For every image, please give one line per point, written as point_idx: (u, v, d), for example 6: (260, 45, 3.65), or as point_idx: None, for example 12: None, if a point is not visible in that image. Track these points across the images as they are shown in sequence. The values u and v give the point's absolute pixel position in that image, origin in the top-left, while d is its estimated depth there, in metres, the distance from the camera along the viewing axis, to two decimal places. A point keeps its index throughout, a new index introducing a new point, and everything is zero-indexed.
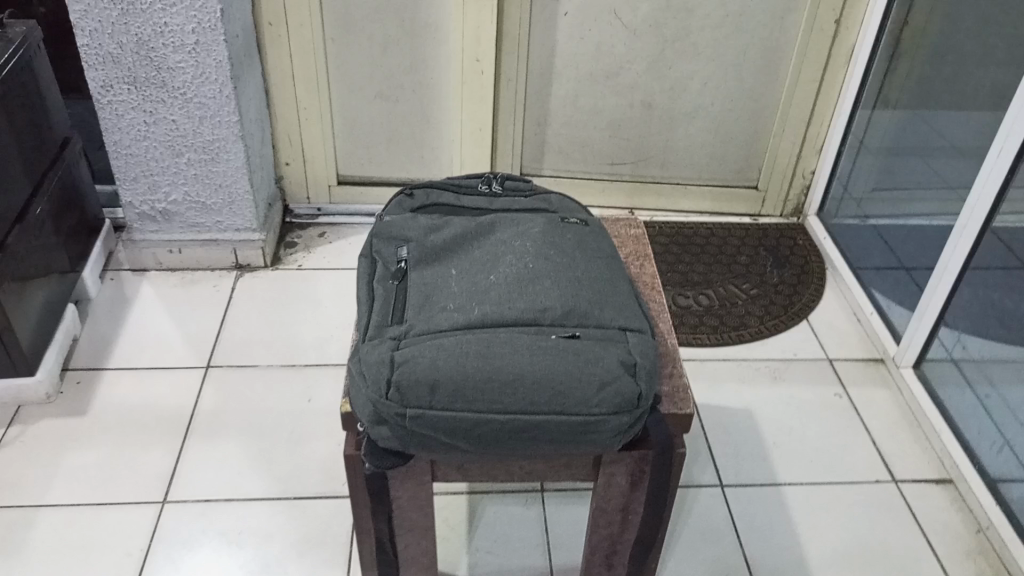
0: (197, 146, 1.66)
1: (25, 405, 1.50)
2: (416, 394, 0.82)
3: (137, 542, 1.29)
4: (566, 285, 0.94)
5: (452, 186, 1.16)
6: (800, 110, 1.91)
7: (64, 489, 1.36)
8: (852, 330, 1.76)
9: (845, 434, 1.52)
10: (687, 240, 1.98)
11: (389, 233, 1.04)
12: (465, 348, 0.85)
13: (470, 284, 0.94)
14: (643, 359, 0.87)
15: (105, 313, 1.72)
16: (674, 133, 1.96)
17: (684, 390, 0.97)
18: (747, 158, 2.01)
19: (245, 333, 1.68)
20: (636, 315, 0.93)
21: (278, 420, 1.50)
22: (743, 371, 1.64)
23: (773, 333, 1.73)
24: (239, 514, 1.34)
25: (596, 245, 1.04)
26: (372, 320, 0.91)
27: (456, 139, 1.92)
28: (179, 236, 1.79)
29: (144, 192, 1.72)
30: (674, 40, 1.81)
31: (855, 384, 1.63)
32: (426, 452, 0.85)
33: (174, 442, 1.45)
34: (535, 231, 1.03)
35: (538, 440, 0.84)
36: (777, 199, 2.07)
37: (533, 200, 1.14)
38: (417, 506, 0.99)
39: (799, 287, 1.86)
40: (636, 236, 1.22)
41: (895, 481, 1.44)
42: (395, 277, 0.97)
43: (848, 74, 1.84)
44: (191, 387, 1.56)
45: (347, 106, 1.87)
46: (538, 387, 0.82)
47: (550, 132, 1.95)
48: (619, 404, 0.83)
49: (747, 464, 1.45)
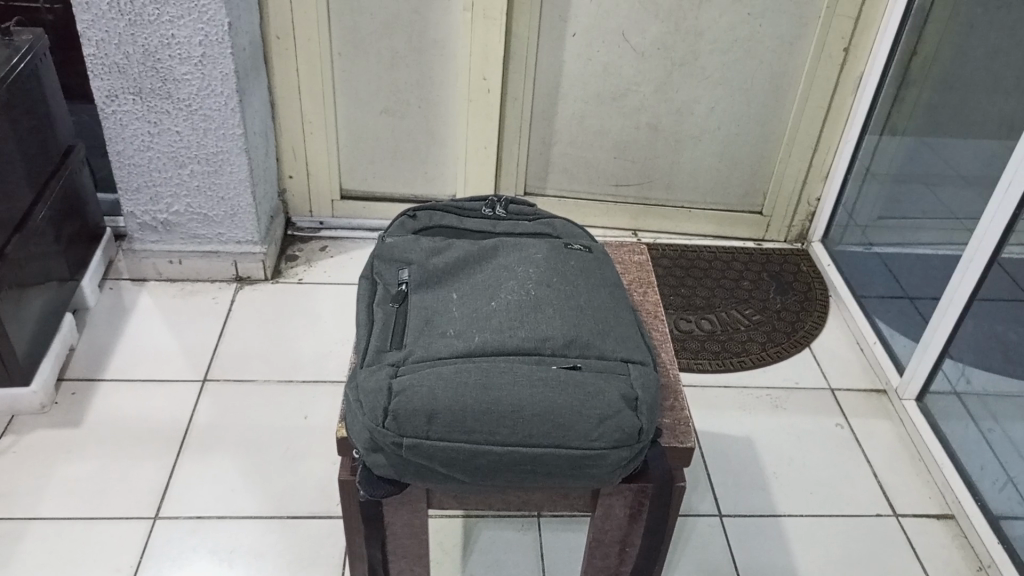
0: (201, 158, 1.65)
1: (20, 415, 1.49)
2: (413, 424, 0.80)
3: (127, 557, 1.27)
4: (568, 314, 0.93)
5: (456, 207, 1.15)
6: (807, 137, 1.90)
7: (55, 501, 1.35)
8: (855, 360, 1.75)
9: (846, 465, 1.51)
10: (690, 263, 1.97)
11: (391, 254, 1.03)
12: (464, 377, 0.84)
13: (471, 310, 0.93)
14: (644, 394, 0.86)
15: (103, 323, 1.70)
16: (679, 156, 1.96)
17: (686, 424, 0.95)
18: (752, 182, 2.01)
19: (243, 346, 1.67)
20: (639, 346, 0.92)
21: (274, 436, 1.48)
22: (744, 399, 1.62)
23: (775, 360, 1.72)
24: (231, 531, 1.32)
25: (599, 273, 1.02)
26: (370, 345, 0.90)
27: (462, 157, 1.91)
28: (180, 247, 1.78)
29: (146, 202, 1.71)
30: (682, 64, 1.80)
31: (856, 414, 1.62)
32: (421, 481, 0.84)
33: (168, 456, 1.43)
34: (539, 257, 1.02)
35: (536, 474, 0.82)
36: (782, 225, 2.06)
37: (537, 224, 1.13)
38: (411, 533, 0.97)
39: (802, 314, 1.85)
40: (640, 262, 1.21)
41: (896, 515, 1.42)
42: (395, 300, 0.96)
43: (855, 102, 1.83)
44: (187, 400, 1.54)
45: (352, 121, 1.87)
46: (537, 419, 0.81)
47: (556, 152, 1.95)
48: (619, 439, 0.82)
49: (746, 493, 1.43)
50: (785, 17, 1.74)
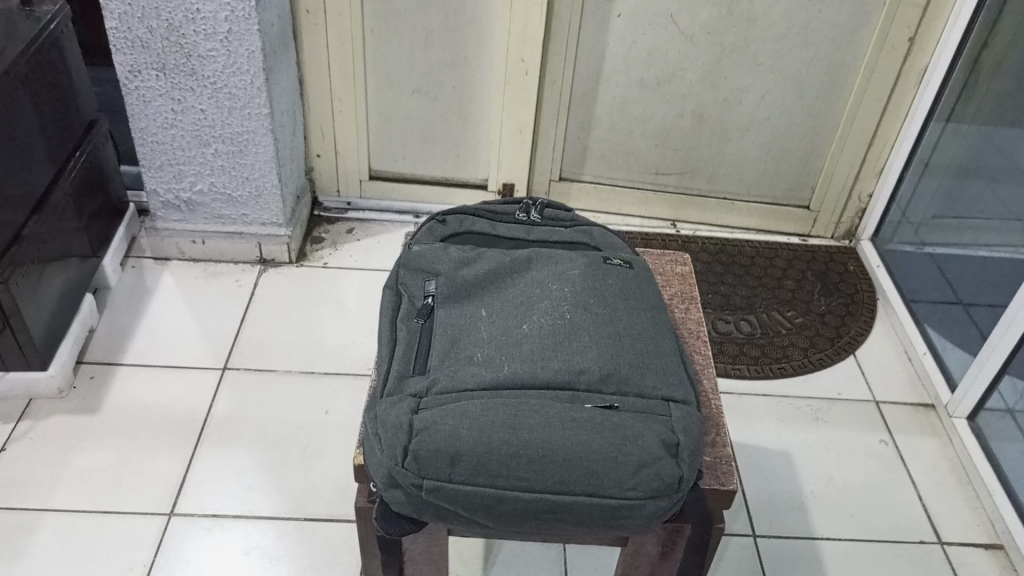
0: (225, 137, 1.59)
1: (37, 399, 1.46)
2: (435, 465, 0.75)
3: (140, 556, 1.24)
4: (605, 343, 0.85)
5: (488, 211, 1.08)
6: (862, 130, 1.79)
7: (70, 493, 1.32)
8: (901, 370, 1.66)
9: (889, 486, 1.43)
10: (731, 258, 1.89)
11: (417, 264, 0.96)
12: (491, 415, 0.77)
13: (500, 332, 0.87)
14: (686, 439, 0.79)
15: (125, 303, 1.67)
16: (725, 146, 1.86)
17: (728, 463, 0.88)
18: (800, 175, 1.90)
19: (264, 334, 1.62)
20: (681, 381, 0.85)
21: (294, 431, 1.44)
22: (784, 410, 1.55)
23: (817, 368, 1.64)
24: (247, 532, 1.28)
25: (640, 293, 0.94)
26: (392, 370, 0.84)
27: (496, 141, 1.83)
28: (204, 227, 1.73)
29: (170, 181, 1.66)
30: (732, 50, 1.70)
31: (902, 430, 1.53)
32: (441, 522, 0.78)
33: (184, 449, 1.40)
34: (576, 273, 0.94)
35: (566, 522, 0.76)
36: (829, 222, 1.95)
37: (574, 232, 1.06)
38: (431, 559, 0.94)
39: (848, 318, 1.76)
40: (682, 274, 1.14)
41: (941, 543, 1.35)
42: (419, 316, 0.90)
43: (918, 95, 1.72)
44: (206, 389, 1.50)
45: (383, 101, 1.79)
46: (569, 465, 0.75)
47: (594, 137, 1.86)
48: (657, 489, 0.75)
49: (781, 513, 1.37)
50: (847, 4, 1.62)
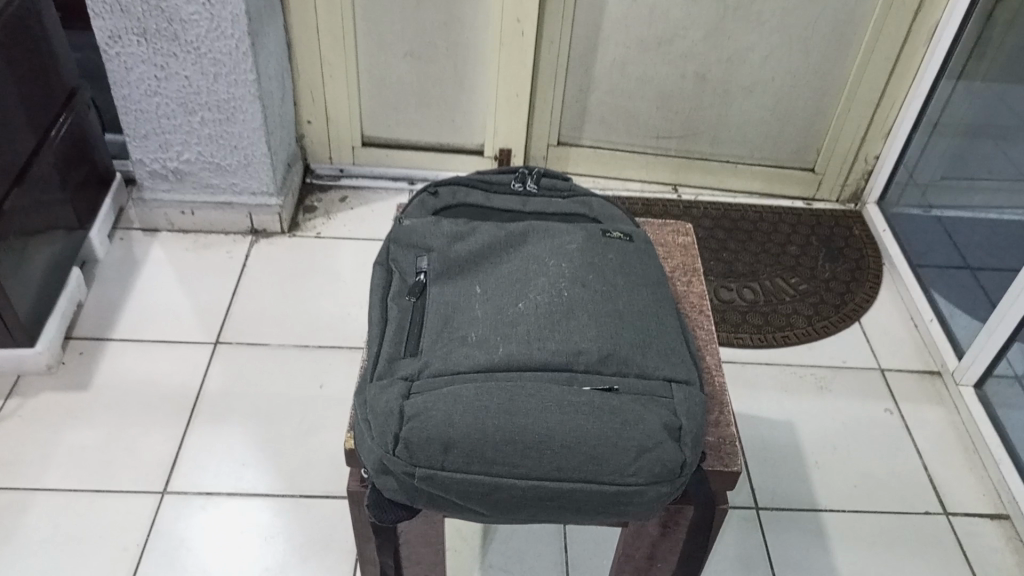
0: (211, 105, 1.54)
1: (26, 375, 1.43)
2: (427, 453, 0.72)
3: (134, 535, 1.22)
4: (604, 322, 0.82)
5: (482, 182, 1.04)
6: (870, 90, 1.73)
7: (62, 472, 1.29)
8: (907, 337, 1.62)
9: (894, 456, 1.41)
10: (734, 223, 1.84)
11: (409, 239, 0.92)
12: (486, 400, 0.74)
13: (495, 311, 0.83)
14: (689, 422, 0.76)
15: (113, 276, 1.63)
16: (728, 108, 1.80)
17: (732, 443, 0.86)
18: (805, 137, 1.85)
19: (257, 307, 1.59)
20: (684, 360, 0.82)
21: (289, 406, 1.42)
22: (788, 378, 1.52)
23: (822, 336, 1.60)
24: (242, 509, 1.26)
25: (641, 267, 0.91)
26: (382, 352, 0.81)
27: (492, 105, 1.78)
28: (193, 197, 1.69)
29: (156, 150, 1.61)
30: (736, 8, 1.63)
31: (907, 399, 1.51)
32: (435, 509, 0.76)
33: (176, 425, 1.37)
34: (573, 247, 0.90)
35: (565, 509, 0.73)
36: (834, 185, 1.90)
37: (572, 202, 1.02)
38: (426, 541, 0.91)
39: (853, 284, 1.72)
40: (684, 245, 1.10)
41: (946, 514, 1.33)
42: (411, 294, 0.86)
43: (928, 54, 1.66)
44: (199, 364, 1.47)
45: (374, 65, 1.73)
46: (567, 451, 0.72)
47: (593, 100, 1.80)
48: (659, 474, 0.72)
49: (785, 484, 1.35)
50: None
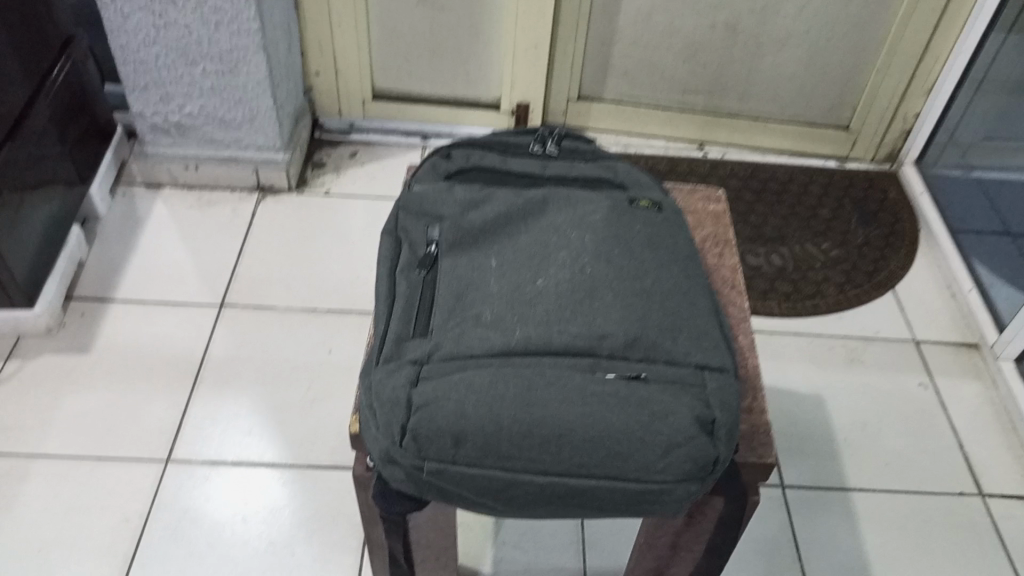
0: (214, 55, 1.46)
1: (25, 337, 1.38)
2: (436, 446, 0.66)
3: (136, 506, 1.18)
4: (631, 302, 0.75)
5: (499, 142, 0.96)
6: (912, 44, 1.62)
7: (63, 438, 1.25)
8: (943, 306, 1.55)
9: (927, 433, 1.34)
10: (762, 184, 1.76)
11: (419, 206, 0.85)
12: (501, 389, 0.68)
13: (512, 287, 0.76)
14: (722, 414, 0.69)
15: (115, 235, 1.57)
16: (759, 62, 1.70)
17: (766, 433, 0.79)
18: (840, 93, 1.75)
19: (263, 269, 1.53)
20: (716, 344, 0.75)
21: (295, 373, 1.36)
22: (816, 350, 1.45)
23: (853, 305, 1.53)
24: (248, 480, 1.22)
25: (671, 241, 0.83)
26: (389, 332, 0.75)
27: (509, 57, 1.68)
28: (196, 152, 1.62)
29: (157, 103, 1.54)
30: None
31: (942, 372, 1.44)
32: (445, 502, 0.70)
33: (181, 391, 1.32)
34: (597, 217, 0.83)
35: (586, 507, 0.68)
36: (869, 145, 1.81)
37: (595, 166, 0.94)
38: (436, 527, 0.87)
39: (887, 249, 1.64)
40: (715, 212, 1.02)
41: (981, 495, 1.27)
42: (421, 267, 0.80)
43: (978, 5, 1.54)
44: (202, 327, 1.42)
45: (386, 14, 1.64)
46: (589, 446, 0.66)
47: (617, 52, 1.71)
48: (689, 471, 0.66)
49: (813, 463, 1.29)
50: None
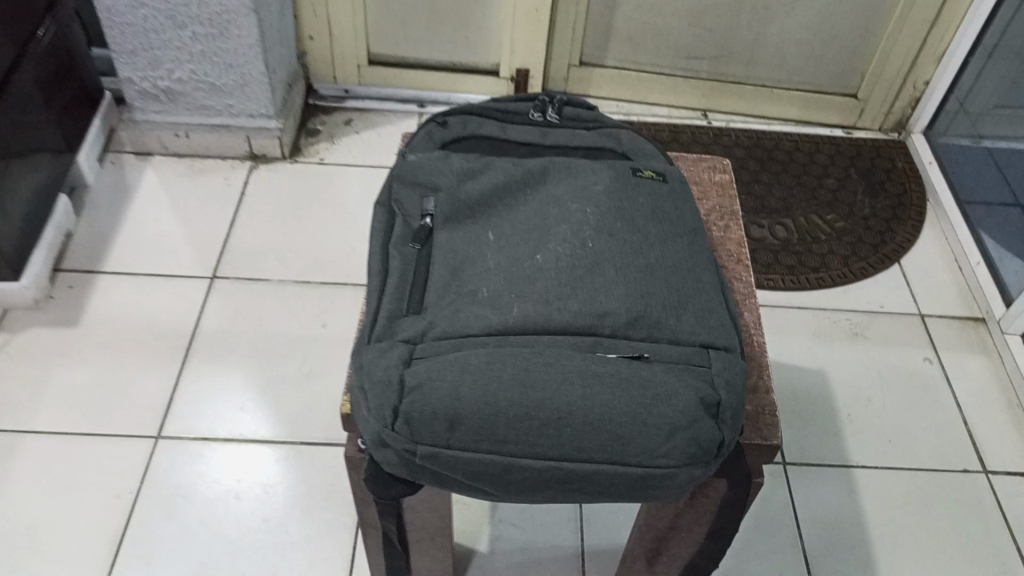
0: (203, 18, 1.41)
1: (13, 309, 1.35)
2: (430, 429, 0.63)
3: (126, 482, 1.16)
4: (634, 279, 0.72)
5: (498, 110, 0.93)
6: (926, 9, 1.57)
7: (52, 414, 1.23)
8: (950, 279, 1.52)
9: (932, 409, 1.32)
10: (767, 153, 1.72)
11: (414, 176, 0.82)
12: (498, 370, 0.65)
13: (510, 262, 0.73)
14: (728, 396, 0.67)
15: (104, 204, 1.53)
16: (766, 27, 1.65)
17: (772, 413, 0.77)
18: (849, 60, 1.70)
19: (256, 240, 1.49)
20: (722, 322, 0.72)
21: (288, 347, 1.34)
22: (821, 324, 1.42)
23: (858, 278, 1.50)
24: (241, 456, 1.20)
25: (676, 213, 0.80)
26: (382, 308, 0.72)
27: (508, 21, 1.63)
28: (187, 119, 1.58)
29: (145, 68, 1.49)
30: None
31: (948, 347, 1.41)
32: (440, 485, 0.68)
33: (172, 364, 1.30)
34: (599, 188, 0.79)
35: (585, 492, 0.65)
36: (877, 113, 1.77)
37: (597, 135, 0.90)
38: (432, 507, 0.84)
39: (894, 221, 1.60)
40: (721, 183, 0.99)
41: (986, 472, 1.25)
42: (415, 240, 0.77)
43: None
44: (194, 299, 1.39)
45: None
46: (590, 429, 0.63)
47: (620, 16, 1.66)
48: (693, 456, 0.63)
49: (816, 439, 1.27)
50: None
